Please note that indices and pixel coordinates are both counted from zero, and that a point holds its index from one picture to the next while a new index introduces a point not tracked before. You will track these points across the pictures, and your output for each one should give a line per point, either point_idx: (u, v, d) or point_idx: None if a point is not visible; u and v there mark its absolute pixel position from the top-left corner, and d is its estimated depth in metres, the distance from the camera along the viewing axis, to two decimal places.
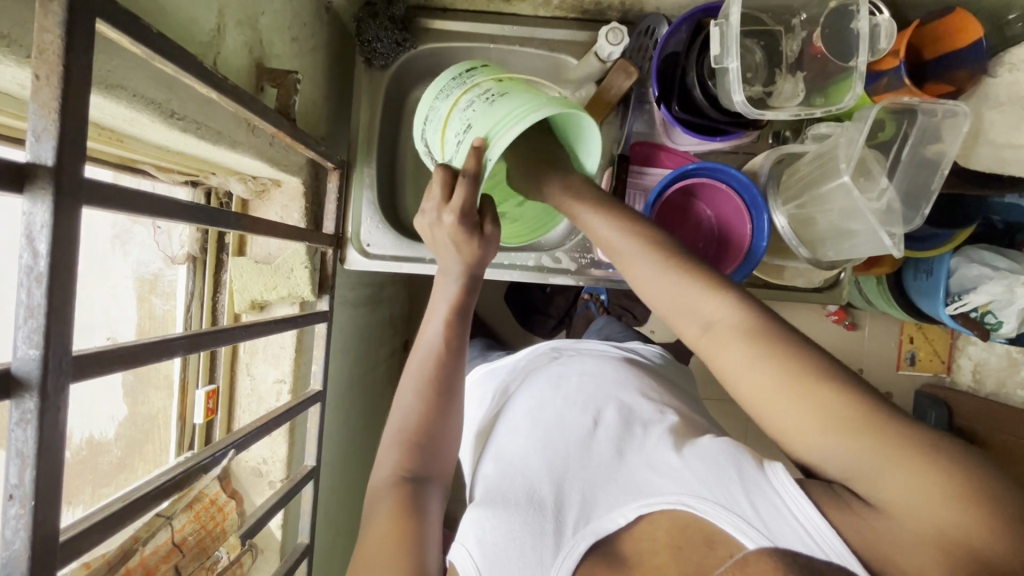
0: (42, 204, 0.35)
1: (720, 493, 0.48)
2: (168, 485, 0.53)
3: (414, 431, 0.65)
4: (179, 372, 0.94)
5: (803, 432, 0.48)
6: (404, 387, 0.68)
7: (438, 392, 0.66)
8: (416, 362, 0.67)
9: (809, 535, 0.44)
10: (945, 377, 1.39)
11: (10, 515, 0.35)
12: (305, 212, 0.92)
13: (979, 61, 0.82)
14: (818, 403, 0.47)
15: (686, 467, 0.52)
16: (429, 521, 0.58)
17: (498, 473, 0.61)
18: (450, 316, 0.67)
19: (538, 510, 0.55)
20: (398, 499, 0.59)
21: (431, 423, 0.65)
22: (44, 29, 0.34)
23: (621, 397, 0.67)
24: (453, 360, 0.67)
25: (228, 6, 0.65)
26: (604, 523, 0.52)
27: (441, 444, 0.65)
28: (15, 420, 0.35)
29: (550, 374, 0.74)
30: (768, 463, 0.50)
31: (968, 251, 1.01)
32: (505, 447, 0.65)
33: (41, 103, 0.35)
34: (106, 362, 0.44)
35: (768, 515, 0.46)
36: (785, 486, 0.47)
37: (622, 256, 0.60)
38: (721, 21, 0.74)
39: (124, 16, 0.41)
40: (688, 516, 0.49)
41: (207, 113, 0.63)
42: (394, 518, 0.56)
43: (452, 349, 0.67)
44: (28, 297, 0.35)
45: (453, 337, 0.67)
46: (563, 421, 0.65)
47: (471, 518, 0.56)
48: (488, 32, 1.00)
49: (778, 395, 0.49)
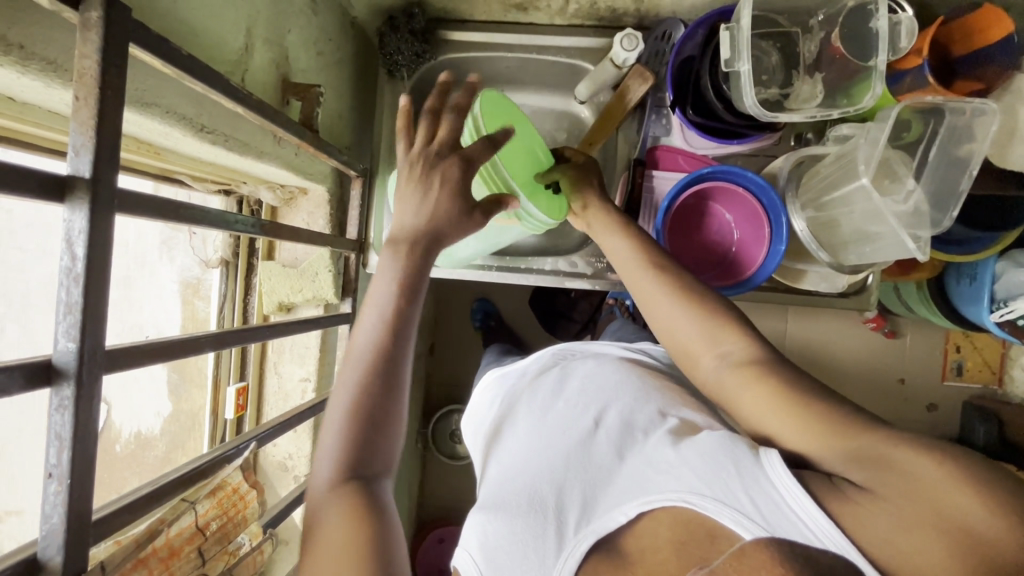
0: (81, 211, 0.39)
1: (719, 489, 0.48)
2: (193, 475, 0.57)
3: (359, 423, 0.56)
4: (213, 369, 1.00)
5: (799, 442, 0.51)
6: (345, 371, 0.58)
7: (387, 375, 0.58)
8: (360, 341, 0.59)
9: (806, 525, 0.45)
10: (997, 389, 1.32)
11: (50, 492, 0.39)
12: (329, 219, 0.96)
13: (1008, 59, 0.79)
14: (811, 416, 0.51)
15: (685, 463, 0.52)
16: (391, 525, 0.53)
17: (501, 479, 0.64)
18: (401, 287, 0.60)
19: (539, 515, 0.56)
20: (352, 502, 0.52)
21: (379, 412, 0.56)
22: (84, 55, 0.39)
23: (622, 398, 0.67)
24: (400, 339, 0.59)
25: (256, 26, 0.70)
26: (606, 522, 0.53)
27: (389, 439, 0.57)
28: (55, 405, 0.39)
29: (552, 381, 0.75)
30: (763, 450, 0.50)
31: (1014, 255, 0.96)
32: (507, 454, 0.68)
33: (81, 121, 0.39)
34: (140, 355, 0.48)
35: (769, 512, 0.46)
36: (780, 476, 0.48)
37: (642, 293, 0.68)
38: (732, 25, 0.74)
39: (156, 41, 0.45)
40: (689, 513, 0.49)
41: (235, 127, 0.67)
42: (349, 529, 0.51)
43: (402, 323, 0.60)
44: (67, 296, 0.39)
45: (401, 309, 0.60)
46: (566, 423, 0.67)
47: (474, 526, 0.60)
48: (506, 41, 1.03)
49: (771, 410, 0.54)
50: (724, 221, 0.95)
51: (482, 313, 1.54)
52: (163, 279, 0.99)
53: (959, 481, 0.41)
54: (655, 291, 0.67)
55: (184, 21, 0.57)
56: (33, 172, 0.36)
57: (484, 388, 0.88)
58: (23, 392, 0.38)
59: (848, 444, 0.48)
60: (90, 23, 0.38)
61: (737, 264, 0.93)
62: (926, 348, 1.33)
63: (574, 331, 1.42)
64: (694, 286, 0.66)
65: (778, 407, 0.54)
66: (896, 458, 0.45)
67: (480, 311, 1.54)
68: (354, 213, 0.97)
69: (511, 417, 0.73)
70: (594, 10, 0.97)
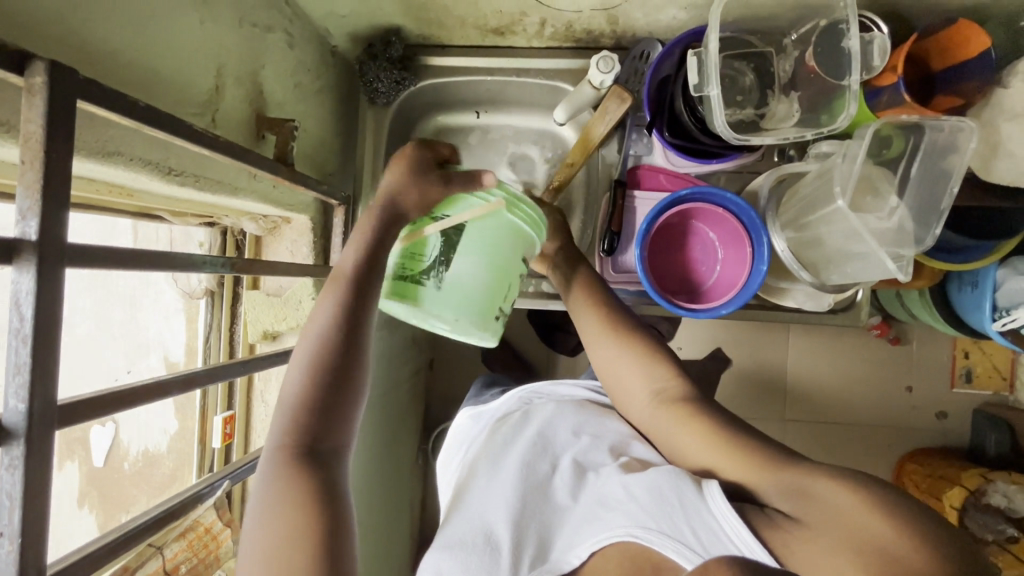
0: (27, 273, 0.39)
1: (664, 523, 0.50)
2: (161, 516, 0.56)
3: (310, 414, 0.60)
4: (200, 399, 1.01)
5: (738, 472, 0.53)
6: (298, 361, 0.62)
7: (336, 370, 0.61)
8: (313, 332, 0.62)
9: (737, 546, 0.47)
10: (1008, 395, 1.27)
11: (1, 553, 0.39)
12: (313, 247, 0.97)
13: (987, 73, 0.78)
14: (742, 449, 0.54)
15: (633, 499, 0.54)
16: (344, 515, 0.58)
17: (460, 516, 0.65)
18: (349, 288, 0.63)
19: (492, 553, 0.59)
20: (304, 494, 0.57)
21: (329, 404, 0.60)
22: (29, 119, 0.39)
23: (577, 435, 0.68)
24: (354, 330, 0.63)
25: (226, 66, 0.71)
26: (560, 563, 0.55)
27: (341, 425, 0.62)
28: (5, 464, 0.40)
29: (512, 419, 0.74)
30: (705, 483, 0.51)
31: (1014, 263, 0.93)
32: (468, 483, 0.69)
33: (26, 184, 0.39)
34: (92, 408, 0.45)
35: (707, 540, 0.49)
36: (721, 508, 0.49)
37: (588, 332, 0.68)
38: (700, 50, 0.75)
39: (107, 96, 0.46)
40: (636, 547, 0.51)
41: (206, 166, 0.68)
42: (302, 519, 0.55)
43: (349, 320, 0.63)
44: (16, 357, 0.39)
45: (354, 297, 0.63)
46: (521, 461, 0.67)
47: (431, 560, 0.61)
48: (485, 66, 1.03)
49: (705, 447, 0.56)
50: (698, 237, 0.93)
51: None
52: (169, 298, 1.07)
53: (872, 510, 0.43)
54: (594, 328, 0.68)
55: (146, 69, 0.58)
56: None
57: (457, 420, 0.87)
58: None
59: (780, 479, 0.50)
60: (35, 88, 0.39)
61: (716, 287, 0.92)
62: (933, 354, 1.30)
63: (570, 346, 1.42)
64: (633, 327, 0.67)
65: (714, 442, 0.56)
66: (816, 488, 0.47)
67: None
68: (337, 240, 0.98)
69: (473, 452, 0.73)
70: (570, 33, 0.97)
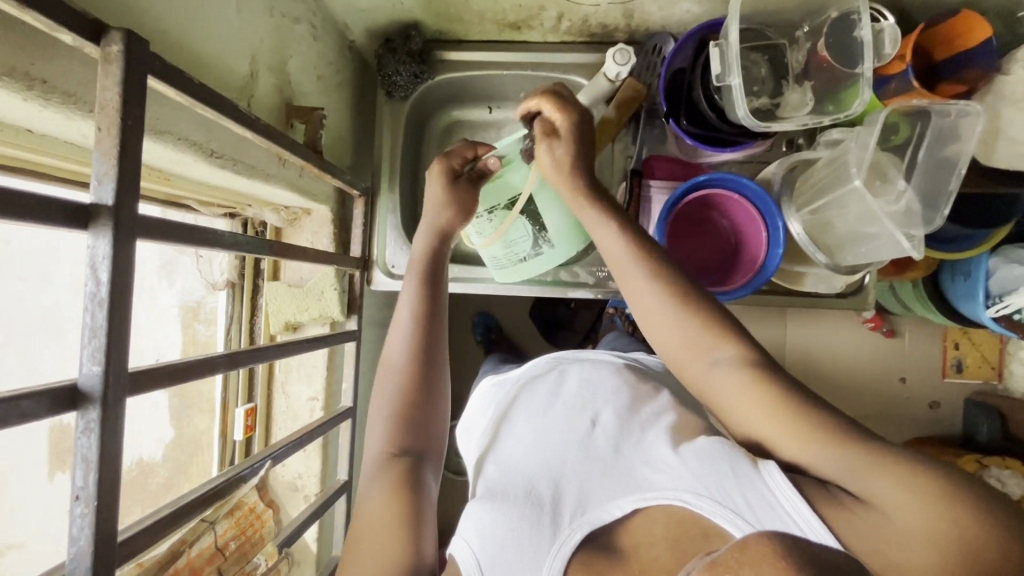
0: (104, 237, 0.40)
1: (714, 489, 0.51)
2: (211, 493, 0.58)
3: (401, 410, 0.68)
4: (221, 392, 1.00)
5: (799, 450, 0.51)
6: (387, 376, 0.71)
7: (424, 367, 0.71)
8: (397, 338, 0.73)
9: (795, 522, 0.48)
10: (997, 384, 1.30)
11: (77, 514, 0.40)
12: (333, 238, 0.97)
13: (989, 60, 0.83)
14: (811, 425, 0.51)
15: (683, 464, 0.55)
16: (426, 500, 0.60)
17: (499, 473, 0.65)
18: (421, 289, 0.75)
19: (535, 506, 0.58)
20: (395, 477, 0.61)
21: (418, 401, 0.69)
22: (105, 88, 0.40)
23: (616, 399, 0.70)
24: (430, 345, 0.73)
25: (259, 53, 0.72)
26: (601, 514, 0.57)
27: (430, 422, 0.69)
28: (81, 428, 0.40)
29: (548, 385, 0.77)
30: (763, 463, 0.52)
31: (1007, 251, 0.95)
32: (500, 453, 0.69)
33: (103, 151, 0.40)
34: (158, 378, 0.50)
35: (762, 511, 0.49)
36: (779, 483, 0.49)
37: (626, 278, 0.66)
38: (720, 42, 0.78)
39: (171, 71, 0.46)
40: (685, 511, 0.52)
41: (243, 151, 0.69)
42: (389, 496, 0.59)
43: (428, 319, 0.74)
44: (92, 320, 0.40)
45: (425, 315, 0.74)
46: (562, 425, 0.68)
47: (472, 514, 0.59)
48: (500, 60, 1.05)
49: (767, 420, 0.54)
50: (713, 220, 0.96)
51: (483, 326, 1.55)
52: (164, 302, 1.01)
53: (949, 501, 0.43)
54: (643, 280, 0.64)
55: (192, 51, 0.58)
56: (60, 201, 0.38)
57: (481, 393, 0.92)
58: (50, 417, 0.39)
59: (838, 453, 0.49)
60: (112, 56, 0.40)
61: (734, 270, 0.95)
62: (925, 346, 1.31)
63: (576, 341, 1.42)
64: (689, 288, 0.64)
65: (786, 421, 0.52)
66: (883, 476, 0.46)
67: (482, 324, 1.55)
68: (357, 231, 0.99)
69: (508, 417, 0.75)
70: (586, 27, 0.99)
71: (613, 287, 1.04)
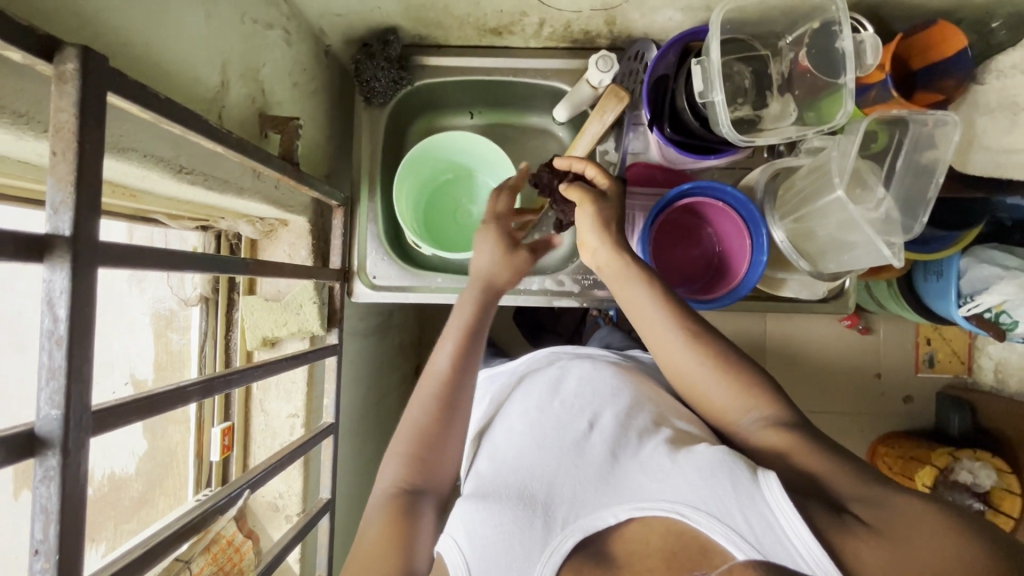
0: (61, 271, 0.37)
1: (713, 505, 0.50)
2: (185, 529, 0.54)
3: (417, 444, 0.67)
4: (196, 411, 0.96)
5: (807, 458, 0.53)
6: (411, 406, 0.71)
7: (446, 404, 0.70)
8: (427, 383, 0.72)
9: (795, 547, 0.47)
10: (967, 377, 1.32)
11: (36, 570, 0.37)
12: (312, 250, 0.94)
13: (964, 69, 0.85)
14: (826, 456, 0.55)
15: (682, 475, 0.54)
16: (421, 530, 0.62)
17: (493, 471, 0.63)
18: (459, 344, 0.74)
19: (529, 512, 0.56)
20: (396, 507, 0.63)
21: (434, 436, 0.68)
22: (59, 109, 0.37)
23: (614, 402, 0.68)
24: (462, 385, 0.72)
25: (230, 61, 0.69)
26: (596, 521, 0.55)
27: (441, 460, 0.68)
28: (39, 477, 0.37)
29: (547, 378, 0.75)
30: (763, 474, 0.51)
31: (976, 251, 0.96)
32: (497, 447, 0.68)
33: (59, 177, 0.37)
34: (123, 413, 0.46)
35: (761, 532, 0.48)
36: (778, 501, 0.49)
37: (673, 354, 0.68)
38: (703, 58, 0.78)
39: (135, 86, 0.44)
40: (683, 525, 0.51)
41: (214, 165, 0.66)
42: (386, 529, 0.60)
43: (465, 365, 0.73)
44: (50, 359, 0.37)
45: (463, 357, 0.73)
46: (558, 422, 0.67)
47: (462, 512, 0.59)
48: (481, 65, 1.03)
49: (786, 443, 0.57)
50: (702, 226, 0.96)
51: None
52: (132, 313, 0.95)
53: None
54: (677, 343, 0.68)
55: (156, 61, 0.56)
56: (14, 233, 0.35)
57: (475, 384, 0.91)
58: (6, 466, 0.36)
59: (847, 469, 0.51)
60: (66, 75, 0.37)
61: (709, 286, 0.95)
62: (898, 342, 1.31)
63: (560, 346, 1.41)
64: (723, 348, 0.67)
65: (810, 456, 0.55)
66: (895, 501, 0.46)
67: None
68: (337, 241, 0.96)
69: (504, 413, 0.73)
70: (568, 33, 0.98)
71: (599, 294, 1.03)
